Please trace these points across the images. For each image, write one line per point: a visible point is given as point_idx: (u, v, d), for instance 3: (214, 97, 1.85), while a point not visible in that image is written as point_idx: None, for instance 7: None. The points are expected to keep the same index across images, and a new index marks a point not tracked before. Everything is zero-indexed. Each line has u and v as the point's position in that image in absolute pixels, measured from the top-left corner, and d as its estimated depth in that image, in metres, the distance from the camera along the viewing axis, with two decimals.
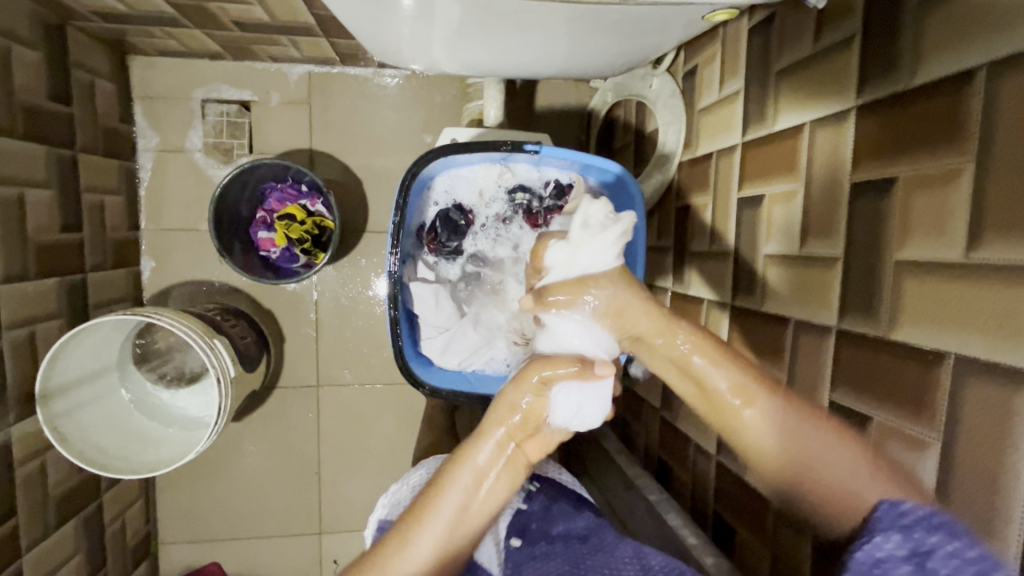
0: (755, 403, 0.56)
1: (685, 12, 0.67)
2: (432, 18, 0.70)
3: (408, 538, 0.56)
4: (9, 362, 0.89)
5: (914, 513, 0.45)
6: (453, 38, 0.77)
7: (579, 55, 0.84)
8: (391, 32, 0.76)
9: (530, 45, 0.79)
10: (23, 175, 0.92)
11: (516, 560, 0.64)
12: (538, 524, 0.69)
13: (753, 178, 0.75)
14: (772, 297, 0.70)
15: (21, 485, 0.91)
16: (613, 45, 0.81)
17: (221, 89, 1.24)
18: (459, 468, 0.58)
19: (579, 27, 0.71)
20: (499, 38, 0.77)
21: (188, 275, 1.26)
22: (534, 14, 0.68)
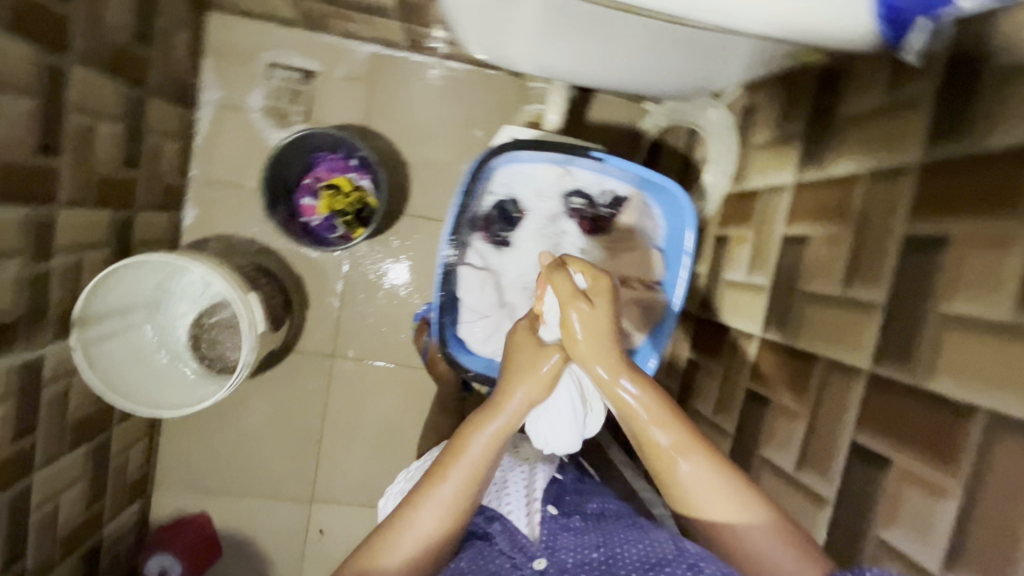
0: (688, 461, 0.62)
1: (774, 48, 0.69)
2: (534, 15, 0.72)
3: (431, 487, 0.64)
4: (58, 284, 0.92)
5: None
6: (545, 36, 0.79)
7: (658, 73, 0.86)
8: (487, 22, 0.78)
9: (615, 55, 0.81)
10: (100, 107, 0.95)
11: (551, 526, 0.72)
12: (570, 498, 0.78)
13: (801, 217, 0.77)
14: (805, 334, 0.72)
15: (45, 403, 0.93)
16: (695, 68, 0.83)
17: (290, 56, 1.27)
18: (474, 435, 0.65)
19: (673, 46, 0.74)
20: (589, 44, 0.79)
21: (227, 229, 1.29)
22: (636, 29, 0.70)
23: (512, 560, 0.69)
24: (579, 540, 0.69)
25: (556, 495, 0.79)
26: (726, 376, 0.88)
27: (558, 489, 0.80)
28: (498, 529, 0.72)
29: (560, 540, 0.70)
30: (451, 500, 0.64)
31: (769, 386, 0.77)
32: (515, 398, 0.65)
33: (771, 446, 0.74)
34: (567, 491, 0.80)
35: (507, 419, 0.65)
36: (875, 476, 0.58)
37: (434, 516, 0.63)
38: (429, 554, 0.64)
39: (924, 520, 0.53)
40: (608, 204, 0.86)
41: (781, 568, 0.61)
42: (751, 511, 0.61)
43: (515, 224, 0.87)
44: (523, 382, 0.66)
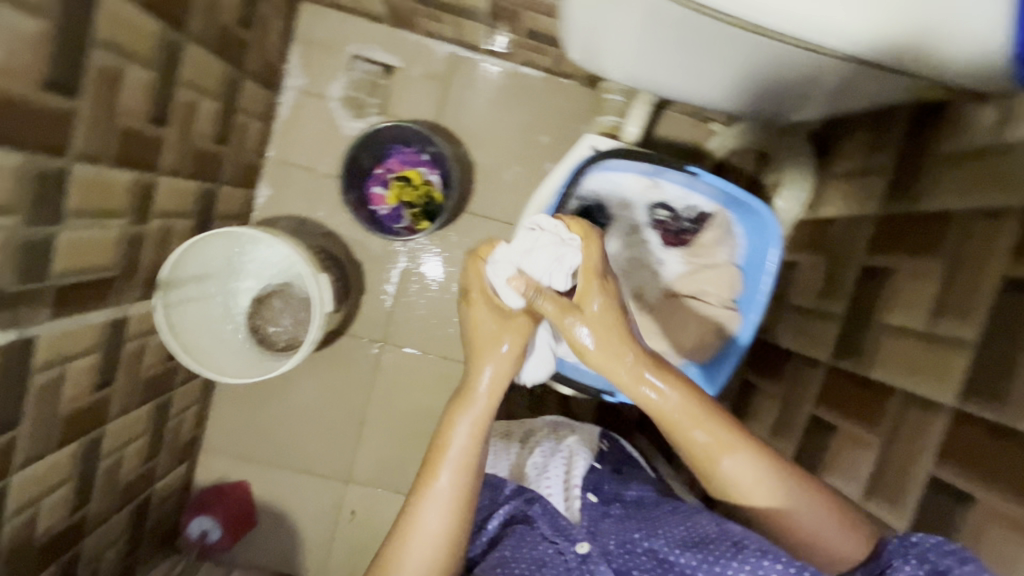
0: (730, 452, 0.63)
1: (908, 82, 0.69)
2: (664, 36, 0.73)
3: (426, 485, 0.69)
4: (151, 247, 0.97)
5: (923, 542, 0.55)
6: (667, 57, 0.80)
7: (773, 100, 0.86)
8: (612, 40, 0.80)
9: (731, 79, 0.81)
10: (206, 84, 1.00)
11: (592, 514, 0.75)
12: (609, 487, 0.81)
13: (884, 249, 0.78)
14: (880, 365, 0.72)
15: (125, 358, 0.97)
16: (814, 98, 0.82)
17: (373, 50, 1.32)
18: (455, 425, 0.70)
19: (799, 72, 0.74)
20: (708, 68, 0.79)
21: (296, 210, 1.34)
22: (767, 54, 0.70)
23: (556, 545, 0.71)
24: (620, 526, 0.71)
25: (596, 482, 0.82)
26: (786, 400, 0.89)
27: (597, 479, 0.83)
28: (539, 511, 0.75)
29: (601, 526, 0.73)
30: (449, 490, 0.68)
31: (837, 413, 0.77)
32: (481, 383, 0.71)
33: (836, 473, 0.74)
34: (607, 480, 0.83)
35: (482, 402, 0.70)
36: (955, 512, 0.58)
37: (438, 513, 0.67)
38: (443, 549, 0.67)
39: (1012, 558, 0.53)
40: (692, 218, 0.88)
41: (828, 538, 0.63)
42: (778, 486, 0.63)
43: (600, 231, 0.89)
44: (489, 359, 0.72)
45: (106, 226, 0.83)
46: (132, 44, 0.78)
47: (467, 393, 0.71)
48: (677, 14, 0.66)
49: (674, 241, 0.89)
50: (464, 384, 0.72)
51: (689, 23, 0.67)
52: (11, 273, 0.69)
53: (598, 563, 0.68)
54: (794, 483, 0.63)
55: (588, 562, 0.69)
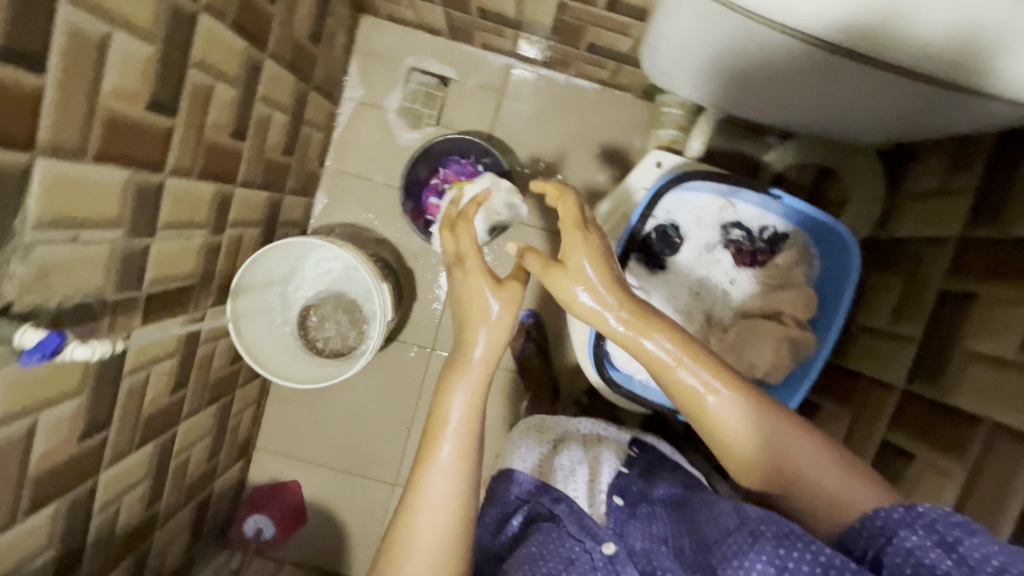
0: (721, 395, 0.64)
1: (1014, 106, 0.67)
2: (752, 56, 0.74)
3: (428, 455, 0.71)
4: (225, 255, 1.01)
5: (932, 514, 0.53)
6: (755, 78, 0.80)
7: (865, 121, 0.84)
8: (698, 65, 0.81)
9: (823, 99, 0.80)
10: (279, 98, 1.04)
11: (618, 516, 0.75)
12: (636, 489, 0.81)
13: (967, 274, 0.76)
14: (964, 392, 0.71)
15: (198, 361, 1.01)
16: (910, 120, 0.80)
17: (430, 63, 1.35)
18: (452, 394, 0.72)
19: (892, 91, 0.72)
20: (799, 87, 0.78)
21: (353, 218, 1.37)
22: (856, 71, 0.69)
23: (581, 543, 0.70)
24: (648, 530, 0.71)
25: (622, 486, 0.82)
26: (855, 422, 0.87)
27: (624, 482, 0.83)
28: (565, 510, 0.75)
29: (629, 528, 0.72)
30: (451, 459, 0.70)
31: (914, 440, 0.76)
32: (476, 350, 0.74)
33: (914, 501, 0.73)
34: (634, 483, 0.83)
35: (477, 370, 0.73)
36: None
37: (442, 483, 0.69)
38: (454, 519, 0.69)
39: None
40: (766, 239, 0.89)
41: (824, 486, 0.64)
42: (762, 425, 0.64)
43: (675, 249, 0.89)
44: (480, 329, 0.75)
45: (190, 237, 0.87)
46: (222, 63, 0.81)
47: (462, 362, 0.74)
48: (766, 35, 0.67)
49: (748, 261, 0.89)
50: (460, 353, 0.75)
51: (781, 43, 0.68)
52: (110, 281, 0.72)
53: (625, 563, 0.67)
54: (775, 423, 0.65)
55: (615, 563, 0.67)
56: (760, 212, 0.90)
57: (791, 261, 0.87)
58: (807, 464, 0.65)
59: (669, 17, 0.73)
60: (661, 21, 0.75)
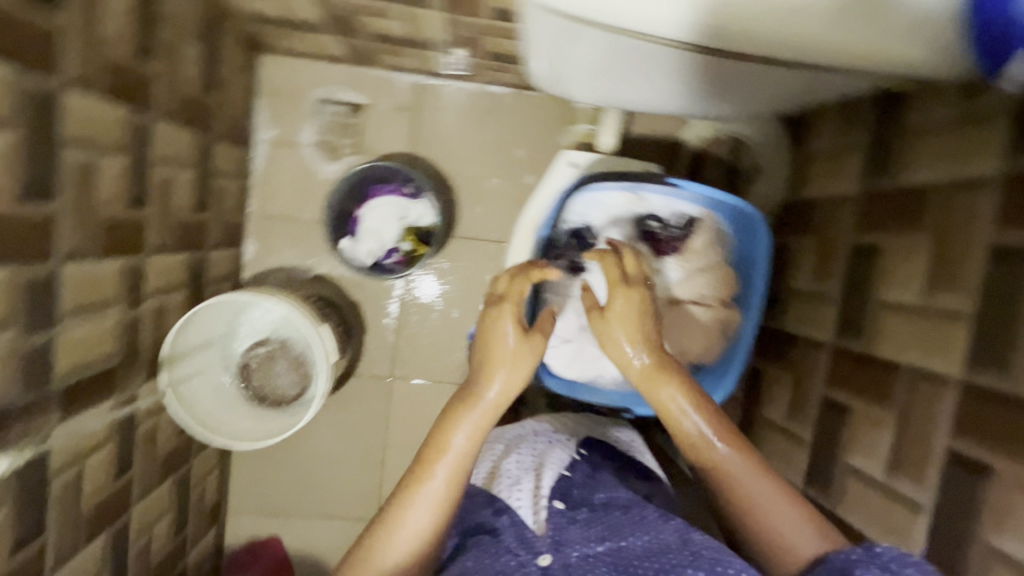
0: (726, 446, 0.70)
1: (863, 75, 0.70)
2: (622, 59, 0.75)
3: (417, 480, 0.71)
4: (148, 327, 0.97)
5: (888, 553, 0.58)
6: (631, 76, 0.81)
7: (740, 102, 0.87)
8: (576, 68, 0.82)
9: (696, 89, 0.82)
10: (179, 157, 1.00)
11: (558, 521, 0.76)
12: (578, 492, 0.82)
13: (870, 228, 0.79)
14: (885, 342, 0.73)
15: (140, 441, 0.97)
16: (779, 94, 0.83)
17: (339, 92, 1.32)
18: (455, 429, 0.73)
19: (752, 76, 0.75)
20: (670, 81, 0.80)
21: (286, 261, 1.34)
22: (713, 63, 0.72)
23: (518, 556, 0.71)
24: (585, 533, 0.74)
25: (565, 489, 0.83)
26: (797, 384, 0.90)
27: (566, 485, 0.84)
28: (507, 523, 0.76)
29: (567, 534, 0.73)
30: (440, 491, 0.71)
31: (847, 394, 0.79)
32: (490, 392, 0.75)
33: (855, 453, 0.76)
34: (576, 486, 0.83)
35: (481, 412, 0.74)
36: (977, 484, 0.59)
37: (426, 510, 0.70)
38: (428, 547, 0.70)
39: None
40: (680, 224, 0.90)
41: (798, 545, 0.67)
42: (759, 485, 0.69)
43: (593, 250, 0.93)
44: (500, 371, 0.76)
45: (102, 319, 0.83)
46: (101, 135, 0.77)
47: (474, 398, 0.75)
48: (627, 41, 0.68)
49: (665, 249, 0.91)
50: (473, 389, 0.76)
51: (643, 46, 0.69)
52: (15, 386, 0.70)
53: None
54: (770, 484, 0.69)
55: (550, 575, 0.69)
56: (671, 198, 0.91)
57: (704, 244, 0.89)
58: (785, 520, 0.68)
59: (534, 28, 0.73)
60: (530, 30, 0.76)
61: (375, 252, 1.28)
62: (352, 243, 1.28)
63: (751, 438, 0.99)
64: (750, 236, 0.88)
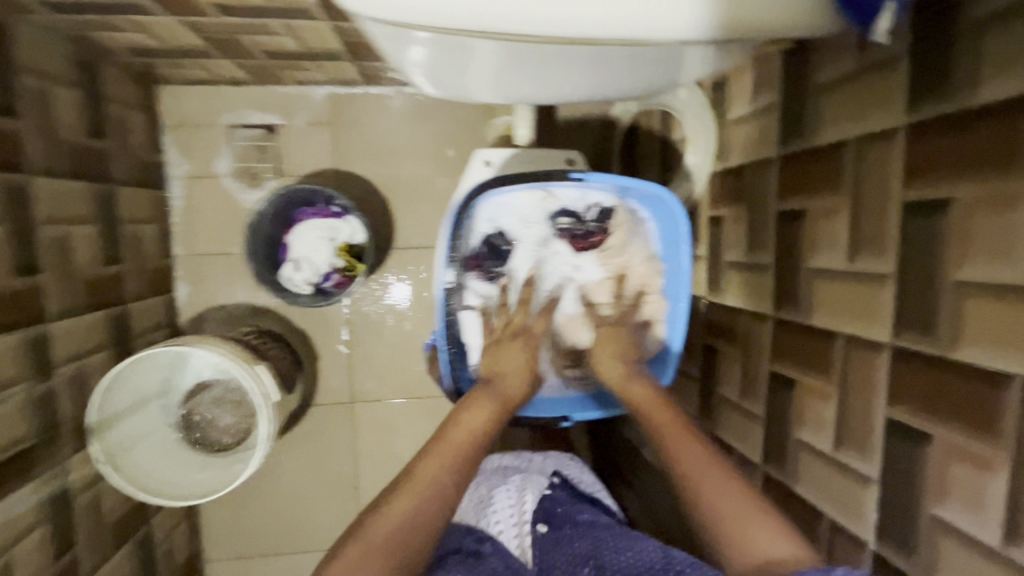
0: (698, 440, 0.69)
1: (739, 44, 0.64)
2: (485, 60, 0.69)
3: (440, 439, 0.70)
4: (65, 396, 0.91)
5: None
6: (504, 75, 0.75)
7: (625, 84, 0.82)
8: (443, 75, 0.76)
9: (574, 78, 0.77)
10: (71, 212, 0.94)
11: (543, 544, 0.77)
12: (561, 511, 0.83)
13: (793, 192, 0.75)
14: (819, 310, 0.70)
15: (78, 515, 0.92)
16: (660, 71, 0.78)
17: (248, 114, 1.25)
18: (480, 407, 0.74)
19: (624, 58, 0.70)
20: (545, 74, 0.75)
21: (222, 298, 1.28)
22: (578, 51, 0.66)
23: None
24: (569, 551, 0.74)
25: (548, 510, 0.83)
26: (746, 359, 0.87)
27: (550, 505, 0.84)
28: (491, 550, 0.77)
29: (550, 558, 0.75)
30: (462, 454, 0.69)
31: (792, 367, 0.76)
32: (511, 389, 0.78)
33: (805, 428, 0.73)
34: (558, 504, 0.85)
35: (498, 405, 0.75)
36: (916, 452, 0.56)
37: (438, 468, 0.67)
38: (430, 505, 0.64)
39: (974, 493, 0.50)
40: (595, 218, 0.87)
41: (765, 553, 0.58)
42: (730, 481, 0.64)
43: (506, 257, 0.88)
44: (517, 366, 0.81)
45: None
46: None
47: (495, 386, 0.77)
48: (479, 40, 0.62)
49: (582, 244, 0.87)
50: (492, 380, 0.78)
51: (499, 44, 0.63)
52: None
53: None
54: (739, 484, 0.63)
55: None
56: (582, 191, 0.86)
57: (622, 235, 0.87)
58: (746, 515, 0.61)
59: (381, 42, 0.67)
60: (380, 44, 0.69)
61: (312, 279, 1.20)
62: (287, 274, 1.19)
63: (712, 418, 0.96)
64: (672, 222, 0.84)
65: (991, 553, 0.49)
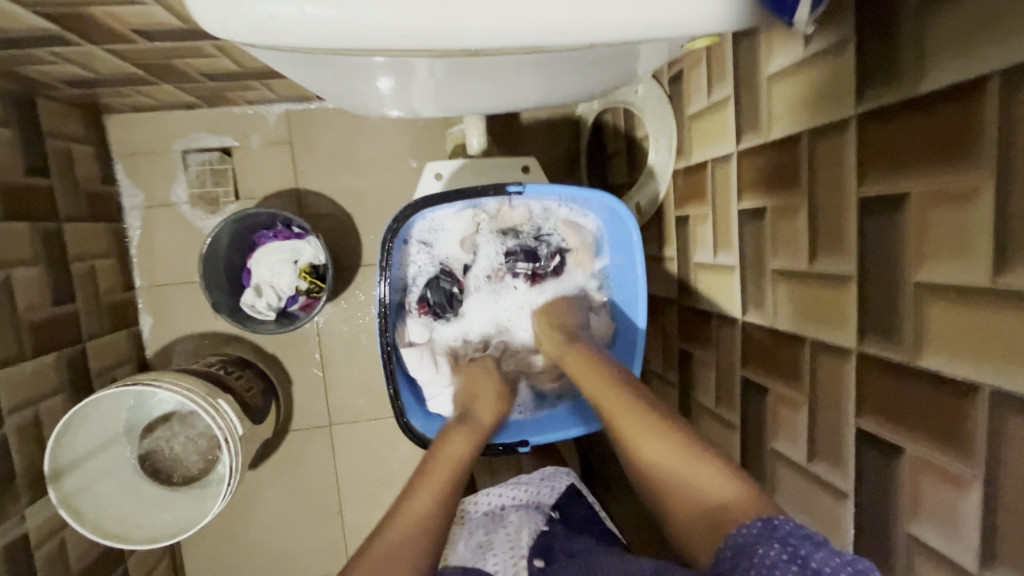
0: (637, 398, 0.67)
1: (663, 44, 0.56)
2: (407, 82, 0.64)
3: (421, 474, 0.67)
4: (17, 446, 0.88)
5: (786, 525, 0.49)
6: (435, 95, 0.70)
7: (570, 96, 0.76)
8: (369, 101, 0.71)
9: (512, 95, 0.71)
10: (8, 256, 0.90)
11: None
12: (560, 546, 0.75)
13: (752, 189, 0.71)
14: (785, 314, 0.66)
15: (41, 567, 0.89)
16: (605, 80, 0.71)
17: (201, 138, 1.21)
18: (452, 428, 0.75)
19: (557, 70, 0.64)
20: (479, 92, 0.69)
21: (188, 328, 1.25)
22: (502, 63, 0.60)
23: None
24: None
25: (546, 546, 0.76)
26: (719, 365, 0.83)
27: (547, 540, 0.77)
28: None
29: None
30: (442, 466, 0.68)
31: (762, 373, 0.72)
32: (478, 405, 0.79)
33: (779, 437, 0.69)
34: (555, 539, 0.77)
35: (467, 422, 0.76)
36: (888, 466, 0.52)
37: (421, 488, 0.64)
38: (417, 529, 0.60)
39: (948, 511, 0.46)
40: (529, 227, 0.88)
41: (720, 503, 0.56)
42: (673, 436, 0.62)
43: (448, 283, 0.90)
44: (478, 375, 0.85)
45: None
46: None
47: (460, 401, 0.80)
48: (388, 61, 0.56)
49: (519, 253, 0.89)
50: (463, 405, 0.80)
51: (414, 63, 0.57)
52: None
53: None
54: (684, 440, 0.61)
55: None
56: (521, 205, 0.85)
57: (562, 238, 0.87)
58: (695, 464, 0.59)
59: (289, 73, 0.61)
60: (292, 75, 0.64)
61: (276, 304, 1.16)
62: (248, 301, 1.15)
63: (690, 425, 0.92)
64: (624, 232, 0.83)
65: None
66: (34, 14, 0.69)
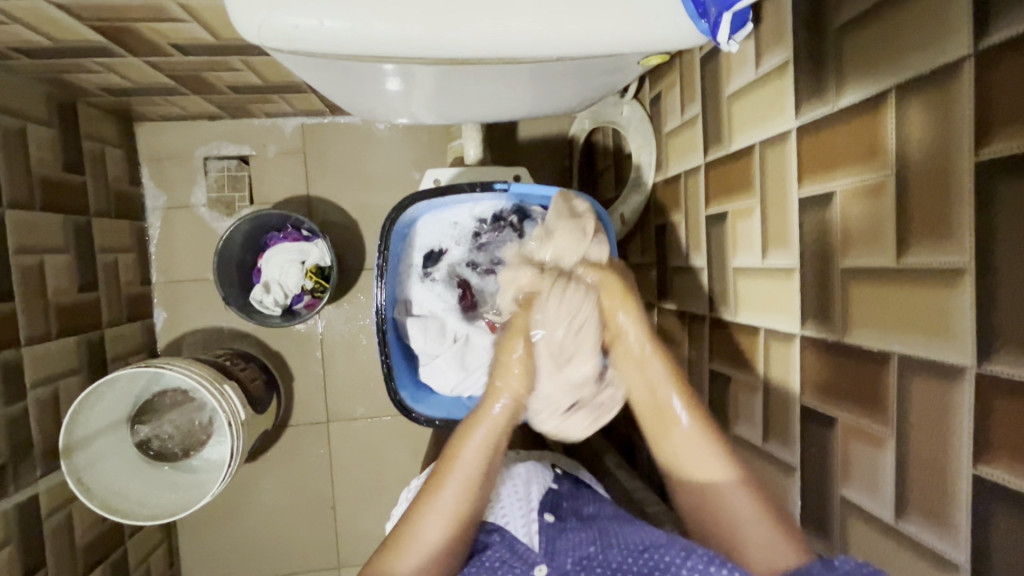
0: (687, 424, 0.67)
1: (622, 59, 0.63)
2: (411, 86, 0.72)
3: (434, 490, 0.68)
4: (36, 419, 0.95)
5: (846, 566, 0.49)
6: (435, 100, 0.78)
7: (556, 104, 0.83)
8: (374, 102, 0.79)
9: (505, 101, 0.79)
10: (42, 243, 0.99)
11: (549, 532, 0.71)
12: (567, 504, 0.78)
13: (717, 196, 0.78)
14: (745, 308, 0.73)
15: (49, 535, 0.95)
16: (585, 91, 0.79)
17: (222, 146, 1.31)
18: (467, 437, 0.70)
19: (544, 80, 0.71)
20: (473, 97, 0.77)
21: (199, 322, 1.32)
22: (495, 72, 0.68)
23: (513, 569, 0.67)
24: (576, 540, 0.69)
25: (554, 502, 0.78)
26: (691, 361, 0.89)
27: (555, 497, 0.79)
28: (497, 539, 0.71)
29: (558, 544, 0.69)
30: (454, 504, 0.68)
31: (727, 364, 0.78)
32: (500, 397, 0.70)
33: (740, 423, 0.74)
34: (564, 497, 0.80)
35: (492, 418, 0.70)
36: (826, 437, 0.58)
37: (438, 523, 0.67)
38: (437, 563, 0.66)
39: (871, 472, 0.52)
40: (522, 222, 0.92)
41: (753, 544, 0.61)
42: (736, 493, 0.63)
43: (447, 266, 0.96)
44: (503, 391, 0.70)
45: None
46: None
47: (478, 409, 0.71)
48: (394, 66, 0.64)
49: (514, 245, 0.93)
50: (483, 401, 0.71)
51: (417, 70, 0.65)
52: None
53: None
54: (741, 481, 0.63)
55: None
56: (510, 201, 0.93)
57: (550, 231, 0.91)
58: (743, 520, 0.62)
59: (305, 76, 0.69)
60: (307, 78, 0.72)
61: (282, 301, 1.24)
62: (257, 296, 1.23)
63: None
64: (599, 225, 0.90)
65: (888, 528, 0.51)
66: (88, 28, 0.79)
